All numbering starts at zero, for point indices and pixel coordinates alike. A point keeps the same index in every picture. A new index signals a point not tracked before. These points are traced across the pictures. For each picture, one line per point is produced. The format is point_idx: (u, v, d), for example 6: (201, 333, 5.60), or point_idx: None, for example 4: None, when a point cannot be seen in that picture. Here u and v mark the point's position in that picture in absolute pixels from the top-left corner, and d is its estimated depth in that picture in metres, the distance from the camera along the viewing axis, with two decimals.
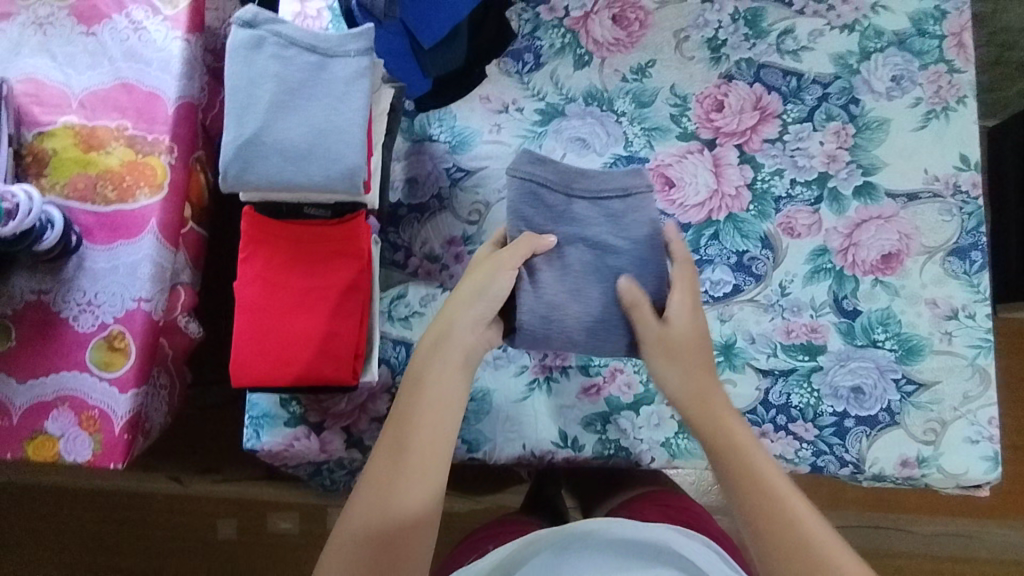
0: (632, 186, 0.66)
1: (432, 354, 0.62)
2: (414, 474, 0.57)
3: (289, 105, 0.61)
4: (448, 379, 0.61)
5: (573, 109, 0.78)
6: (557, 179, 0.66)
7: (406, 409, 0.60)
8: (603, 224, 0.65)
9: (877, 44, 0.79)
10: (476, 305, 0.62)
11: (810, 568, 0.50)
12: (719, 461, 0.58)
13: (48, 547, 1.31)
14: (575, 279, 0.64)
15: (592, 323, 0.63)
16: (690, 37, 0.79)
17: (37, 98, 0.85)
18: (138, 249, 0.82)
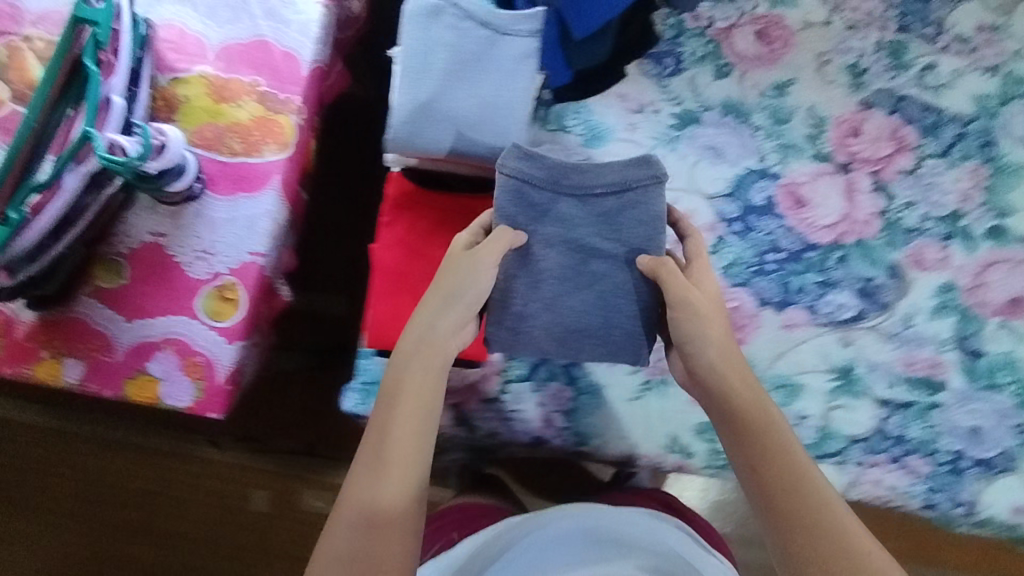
0: (630, 181, 0.63)
1: (404, 363, 0.59)
2: (393, 486, 0.56)
3: (461, 77, 0.62)
4: (417, 387, 0.59)
5: (709, 117, 0.78)
6: (550, 173, 0.62)
7: (382, 420, 0.58)
8: (591, 223, 0.63)
9: (1018, 91, 0.79)
10: (445, 306, 0.60)
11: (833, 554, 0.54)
12: (747, 445, 0.58)
13: (79, 497, 1.28)
14: (551, 289, 0.63)
15: (563, 334, 0.64)
16: (832, 61, 0.79)
17: (176, 46, 0.85)
18: (259, 203, 0.82)
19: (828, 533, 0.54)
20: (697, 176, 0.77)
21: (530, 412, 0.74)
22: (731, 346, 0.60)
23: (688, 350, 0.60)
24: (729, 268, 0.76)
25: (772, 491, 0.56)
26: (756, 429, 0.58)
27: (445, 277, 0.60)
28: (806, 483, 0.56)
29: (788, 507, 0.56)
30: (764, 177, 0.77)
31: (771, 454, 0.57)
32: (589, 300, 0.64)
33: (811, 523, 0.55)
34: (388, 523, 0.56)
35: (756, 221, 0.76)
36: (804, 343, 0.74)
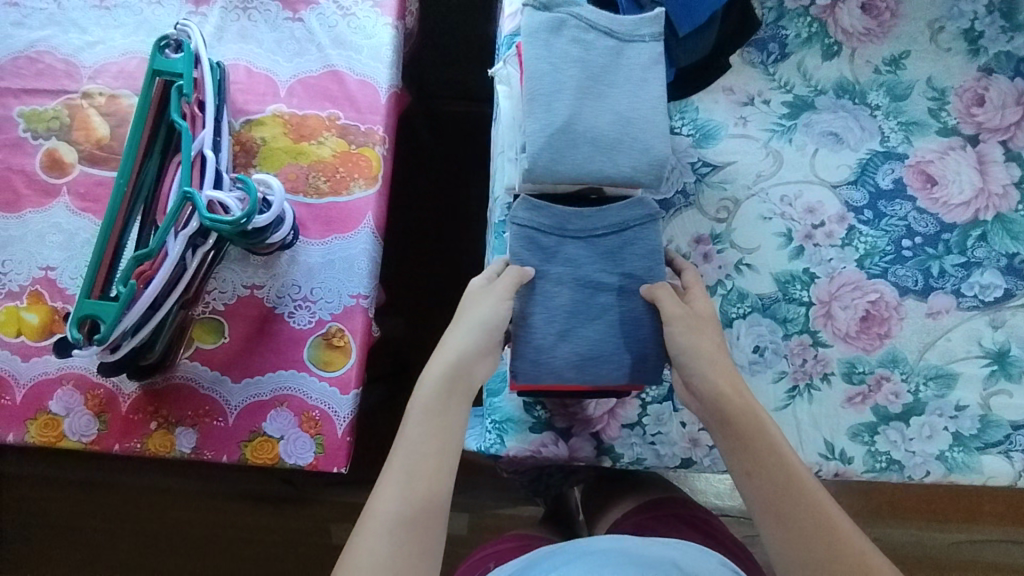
0: (628, 220, 0.60)
1: (435, 386, 0.53)
2: (417, 511, 0.48)
3: (595, 92, 0.58)
4: (446, 410, 0.53)
5: (823, 102, 0.75)
6: (554, 218, 0.59)
7: (415, 440, 0.51)
8: (595, 260, 0.59)
9: None
10: (470, 334, 0.55)
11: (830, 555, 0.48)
12: (738, 442, 0.54)
13: (151, 555, 1.17)
14: (564, 320, 0.58)
15: (580, 362, 0.58)
16: (945, 28, 0.75)
17: (246, 87, 0.82)
18: (355, 243, 0.79)
19: (835, 540, 0.49)
20: (819, 166, 0.73)
21: (673, 433, 0.69)
22: (721, 353, 0.57)
23: (681, 362, 0.57)
24: (865, 258, 0.71)
25: (770, 495, 0.51)
26: (744, 426, 0.54)
27: (466, 310, 0.57)
28: (800, 488, 0.51)
29: (791, 513, 0.50)
30: (890, 159, 0.73)
31: (764, 457, 0.52)
32: (603, 331, 0.58)
33: (814, 529, 0.49)
34: (412, 548, 0.47)
35: (886, 207, 0.72)
36: (954, 330, 0.70)
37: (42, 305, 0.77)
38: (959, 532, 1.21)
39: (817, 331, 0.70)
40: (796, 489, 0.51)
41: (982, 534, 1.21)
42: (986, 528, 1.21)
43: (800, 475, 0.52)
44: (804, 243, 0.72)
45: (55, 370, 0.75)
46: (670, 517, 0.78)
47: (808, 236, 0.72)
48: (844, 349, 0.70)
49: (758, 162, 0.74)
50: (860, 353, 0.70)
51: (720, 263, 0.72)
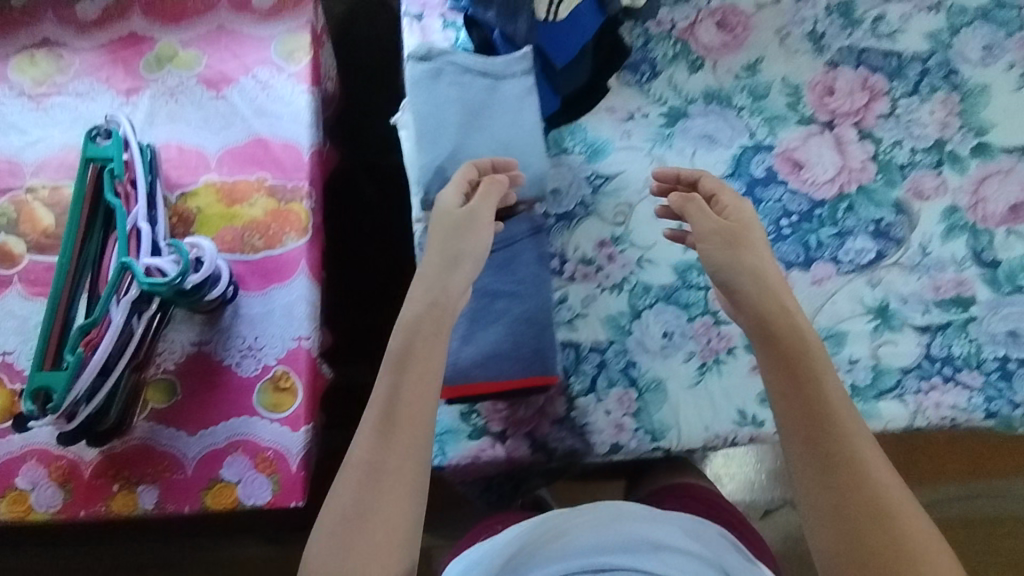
0: (516, 236, 0.66)
1: (411, 325, 0.56)
2: (392, 460, 0.52)
3: (474, 126, 0.66)
4: (420, 358, 0.55)
5: (695, 109, 0.84)
6: None
7: (388, 388, 0.54)
8: (490, 273, 0.65)
9: (964, 19, 0.84)
10: (449, 251, 0.58)
11: (848, 477, 0.53)
12: (779, 365, 0.59)
13: None
14: (465, 327, 0.63)
15: (482, 360, 0.62)
16: (791, 33, 0.85)
17: (177, 163, 0.90)
18: (291, 290, 0.85)
19: (854, 464, 0.54)
20: (699, 164, 0.82)
21: (600, 422, 0.74)
22: (766, 274, 0.63)
23: (726, 280, 0.64)
24: None
25: (804, 419, 0.56)
26: (792, 352, 0.59)
27: (447, 227, 0.59)
28: (835, 414, 0.56)
29: (818, 432, 0.55)
30: (760, 151, 0.82)
31: (805, 383, 0.57)
32: (502, 332, 0.63)
33: (835, 451, 0.54)
34: (392, 495, 0.51)
35: (763, 192, 0.81)
36: (838, 293, 0.77)
37: (3, 388, 0.81)
38: (946, 484, 1.23)
39: (717, 311, 0.77)
40: (830, 416, 0.56)
41: (951, 492, 1.24)
42: (952, 484, 1.24)
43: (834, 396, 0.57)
44: None
45: (18, 447, 0.79)
46: (658, 490, 0.87)
47: None
48: None
49: (644, 170, 0.82)
50: None
51: (623, 262, 0.79)
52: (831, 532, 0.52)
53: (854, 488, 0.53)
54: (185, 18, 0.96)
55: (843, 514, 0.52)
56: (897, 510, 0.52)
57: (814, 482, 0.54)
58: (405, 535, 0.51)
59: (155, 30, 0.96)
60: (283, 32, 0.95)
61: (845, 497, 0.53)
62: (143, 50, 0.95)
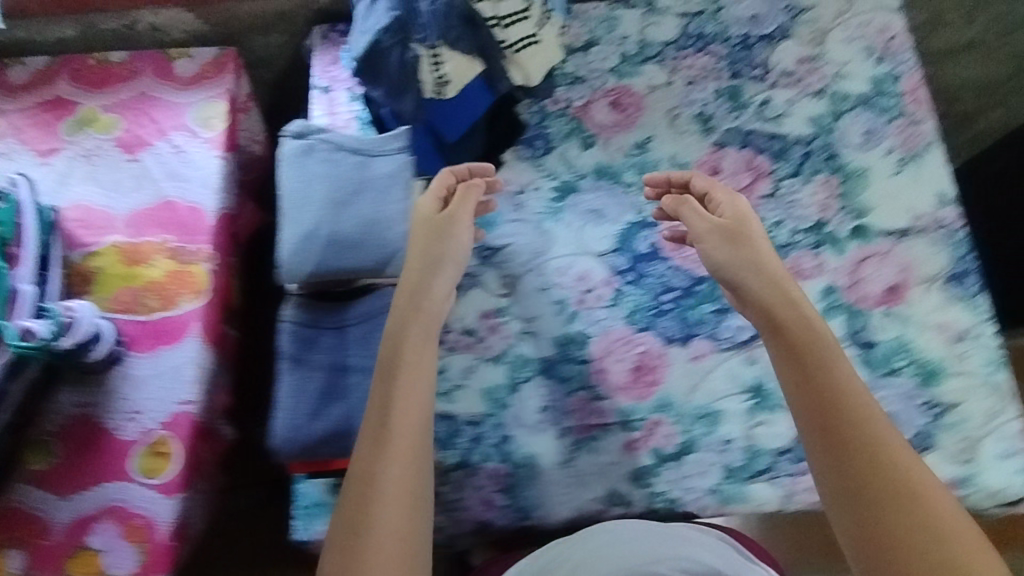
0: (376, 311, 0.67)
1: (397, 329, 0.60)
2: (391, 464, 0.53)
3: (340, 203, 0.68)
4: (414, 364, 0.58)
5: (585, 184, 0.86)
6: (315, 314, 0.67)
7: (383, 398, 0.57)
8: (347, 348, 0.66)
9: (846, 106, 0.87)
10: (426, 252, 0.63)
11: (871, 464, 0.51)
12: (788, 351, 0.59)
13: None
14: (316, 402, 0.64)
15: (330, 436, 0.63)
16: (681, 114, 0.88)
17: (84, 222, 0.92)
18: (181, 352, 0.86)
19: (876, 450, 0.52)
20: (586, 239, 0.84)
21: (470, 499, 0.73)
22: (767, 266, 0.64)
23: (727, 273, 0.66)
24: (632, 314, 0.81)
25: (817, 407, 0.55)
26: (803, 340, 0.59)
27: (424, 231, 0.65)
28: (851, 402, 0.54)
29: (833, 419, 0.54)
30: (646, 227, 0.84)
31: (814, 370, 0.57)
32: (351, 409, 0.63)
33: (853, 439, 0.53)
34: (394, 503, 0.52)
35: (646, 267, 0.82)
36: (715, 371, 0.78)
37: None
38: None
39: (595, 386, 0.78)
40: (845, 403, 0.55)
41: None
42: None
43: (848, 382, 0.56)
44: (578, 308, 0.81)
45: None
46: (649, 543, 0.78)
47: (581, 300, 0.81)
48: (620, 399, 0.77)
49: (531, 242, 0.84)
50: (635, 401, 0.77)
51: (505, 333, 0.80)
52: (855, 521, 0.50)
53: (877, 474, 0.51)
54: (109, 84, 1.00)
55: (869, 504, 0.50)
56: (931, 501, 0.49)
57: (832, 472, 0.52)
58: (412, 539, 0.52)
59: (79, 95, 0.99)
60: (201, 100, 0.98)
61: (867, 483, 0.51)
62: (65, 114, 0.98)
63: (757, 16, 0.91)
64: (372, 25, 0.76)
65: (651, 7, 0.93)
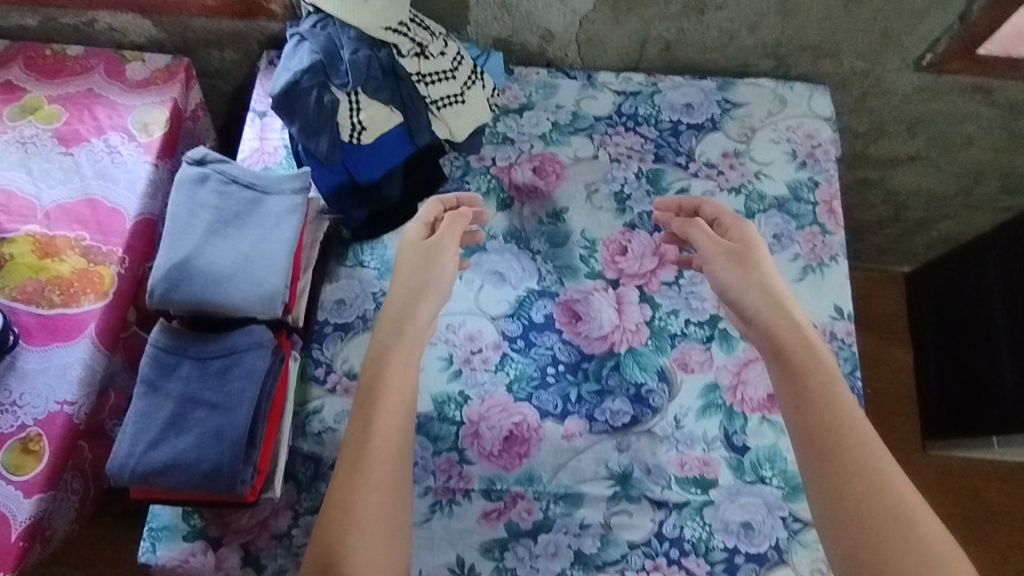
0: (235, 346, 0.67)
1: (382, 353, 0.71)
2: (371, 487, 0.64)
3: (223, 234, 0.69)
4: (393, 396, 0.68)
5: (493, 245, 0.87)
6: (178, 342, 0.68)
7: (366, 429, 0.67)
8: (201, 380, 0.66)
9: (761, 205, 0.89)
10: (414, 275, 0.75)
11: (861, 480, 0.63)
12: (789, 374, 0.70)
13: None
14: (159, 430, 0.64)
15: (164, 467, 0.63)
16: (599, 190, 0.90)
17: (5, 207, 0.94)
18: (72, 351, 0.87)
19: (863, 465, 0.64)
20: (482, 300, 0.84)
21: None
22: (770, 288, 0.74)
23: (733, 294, 0.75)
24: (513, 383, 0.80)
25: (811, 426, 0.67)
26: (802, 365, 0.69)
27: (413, 255, 0.77)
28: (841, 425, 0.66)
29: (826, 439, 0.65)
30: (544, 296, 0.85)
31: (813, 393, 0.68)
32: (191, 442, 0.64)
33: (841, 454, 0.65)
34: (376, 506, 0.63)
35: (536, 337, 0.82)
36: (585, 452, 0.77)
37: None
38: None
39: (464, 449, 0.77)
40: (837, 426, 0.66)
41: None
42: None
43: (836, 404, 0.67)
44: (462, 367, 0.81)
45: None
46: None
47: (467, 360, 0.81)
48: (485, 467, 0.76)
49: None
50: (500, 471, 0.76)
51: None
52: (841, 530, 0.62)
53: (860, 484, 0.63)
54: (61, 76, 1.02)
55: (853, 515, 0.62)
56: (912, 514, 0.61)
57: (822, 485, 0.64)
58: (388, 556, 0.62)
59: (29, 83, 1.02)
60: (144, 104, 1.01)
61: (851, 492, 0.63)
62: (11, 99, 1.01)
63: (689, 106, 0.94)
64: (294, 65, 0.78)
65: (589, 82, 0.96)
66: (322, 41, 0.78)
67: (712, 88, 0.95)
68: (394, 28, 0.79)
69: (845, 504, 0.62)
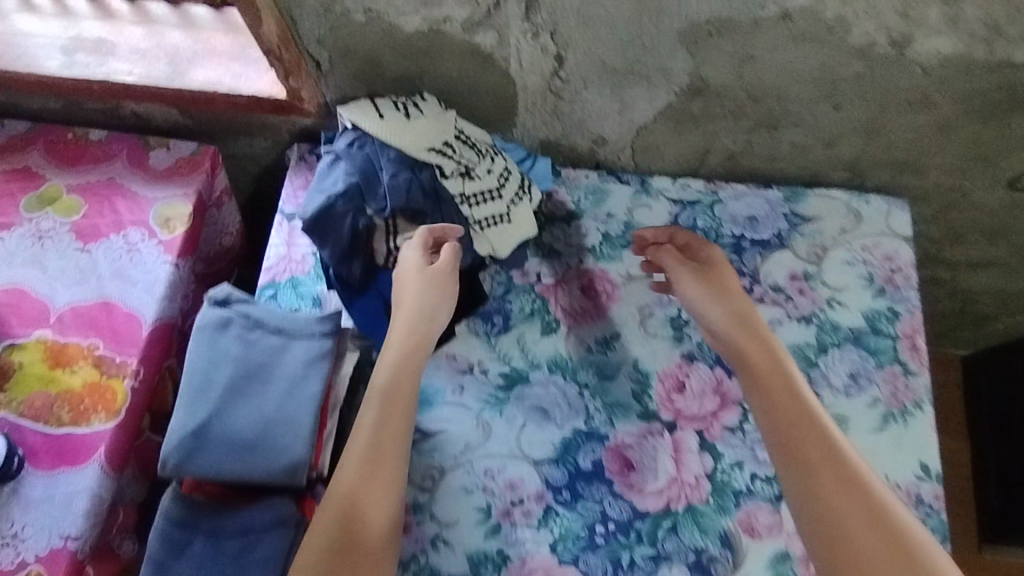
0: (254, 524, 0.60)
1: (389, 376, 0.64)
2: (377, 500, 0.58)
3: (244, 392, 0.63)
4: (393, 423, 0.61)
5: (537, 376, 0.80)
6: (190, 515, 0.61)
7: (365, 455, 0.59)
8: (215, 562, 0.59)
9: (835, 339, 0.80)
10: (422, 290, 0.68)
11: (841, 486, 0.58)
12: (755, 383, 0.67)
13: None
14: None
15: None
16: (654, 314, 0.82)
17: (17, 310, 0.88)
18: (80, 477, 0.81)
19: (836, 469, 0.59)
20: (525, 441, 0.77)
21: None
22: (736, 304, 0.73)
23: (698, 310, 0.74)
24: (558, 542, 0.72)
25: (781, 433, 0.63)
26: (769, 373, 0.67)
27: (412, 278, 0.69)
28: (817, 432, 0.62)
29: (801, 446, 0.61)
30: (591, 439, 0.77)
31: (782, 400, 0.65)
32: None
33: (817, 457, 0.60)
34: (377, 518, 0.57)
35: (583, 488, 0.75)
36: None
37: None
38: None
39: None
40: (811, 432, 0.62)
41: None
42: None
43: (804, 409, 0.64)
44: (501, 521, 0.73)
45: None
46: None
47: (506, 512, 0.74)
48: None
49: (466, 433, 0.77)
50: None
51: (417, 536, 0.73)
52: (825, 542, 0.57)
53: (839, 486, 0.58)
54: (81, 163, 0.97)
55: (837, 522, 0.57)
56: (899, 523, 0.57)
57: (798, 493, 0.59)
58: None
59: (48, 169, 0.96)
60: (167, 198, 0.94)
61: (831, 496, 0.58)
62: (30, 187, 0.95)
63: (754, 219, 0.86)
64: (329, 186, 0.72)
65: (643, 188, 0.88)
66: (360, 159, 0.72)
67: (779, 199, 0.86)
68: (439, 147, 0.73)
69: (824, 507, 0.58)
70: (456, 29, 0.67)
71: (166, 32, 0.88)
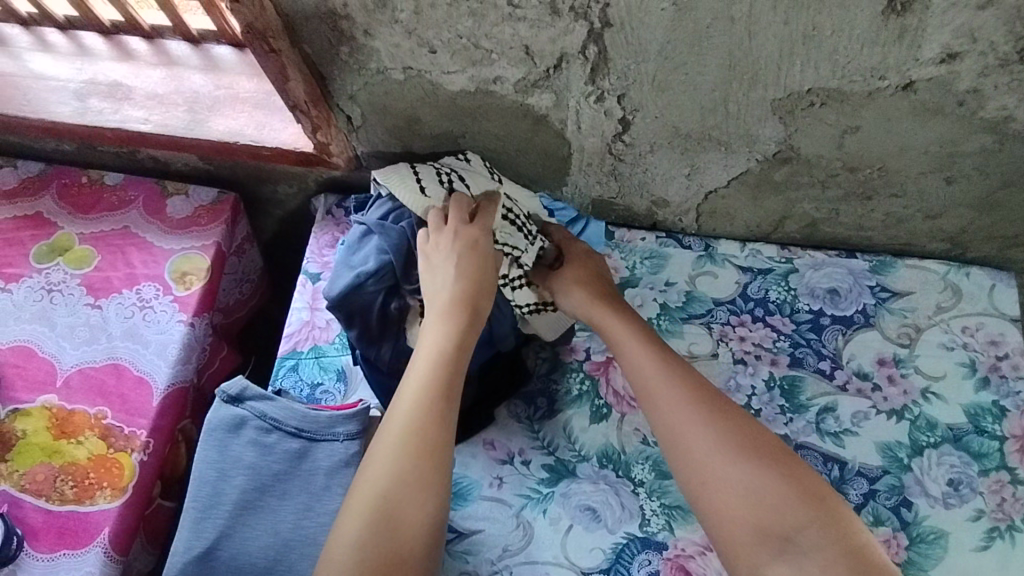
0: None
1: (439, 345, 0.60)
2: (416, 475, 0.54)
3: (258, 505, 0.60)
4: (437, 385, 0.58)
5: (585, 469, 0.71)
6: None
7: (410, 421, 0.56)
8: None
9: (930, 437, 0.69)
10: (463, 260, 0.62)
11: (712, 446, 0.57)
12: (624, 359, 0.65)
13: None
14: None
15: None
16: None
17: (23, 371, 0.82)
18: (81, 563, 0.74)
19: (708, 424, 0.58)
20: (571, 546, 0.67)
21: None
22: (595, 277, 0.70)
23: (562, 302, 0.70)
24: None
25: (653, 404, 0.61)
26: (628, 345, 0.65)
27: (460, 242, 0.63)
28: (685, 392, 0.60)
29: (670, 416, 0.60)
30: (647, 547, 0.67)
31: (644, 370, 0.63)
32: None
33: (667, 399, 0.61)
34: (417, 486, 0.54)
35: None
36: None
37: None
38: None
39: None
40: (679, 396, 0.60)
41: None
42: None
43: (672, 371, 0.62)
44: None
45: None
46: None
47: None
48: None
49: (505, 536, 0.68)
50: None
51: None
52: (712, 506, 0.56)
53: (693, 423, 0.59)
54: (95, 210, 0.90)
55: (718, 488, 0.56)
56: (775, 458, 0.57)
57: (680, 465, 0.58)
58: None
59: (60, 216, 0.90)
60: (183, 249, 0.88)
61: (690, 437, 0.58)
62: (40, 236, 0.89)
63: (834, 292, 0.75)
64: (358, 263, 0.64)
65: (707, 253, 0.78)
66: (394, 233, 0.65)
67: (863, 269, 0.76)
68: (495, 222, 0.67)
69: (683, 449, 0.58)
70: (508, 89, 0.61)
71: (187, 75, 0.80)
